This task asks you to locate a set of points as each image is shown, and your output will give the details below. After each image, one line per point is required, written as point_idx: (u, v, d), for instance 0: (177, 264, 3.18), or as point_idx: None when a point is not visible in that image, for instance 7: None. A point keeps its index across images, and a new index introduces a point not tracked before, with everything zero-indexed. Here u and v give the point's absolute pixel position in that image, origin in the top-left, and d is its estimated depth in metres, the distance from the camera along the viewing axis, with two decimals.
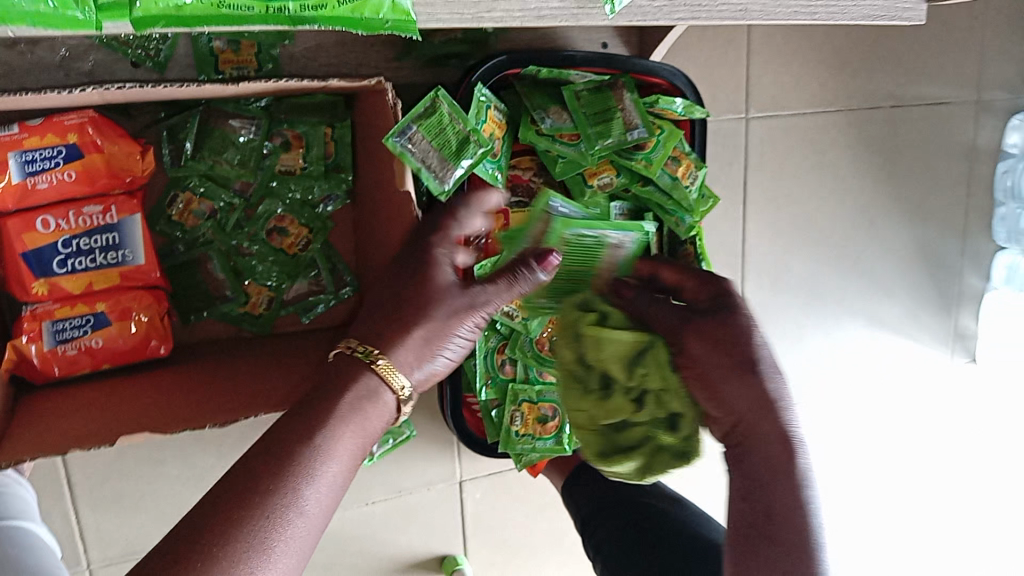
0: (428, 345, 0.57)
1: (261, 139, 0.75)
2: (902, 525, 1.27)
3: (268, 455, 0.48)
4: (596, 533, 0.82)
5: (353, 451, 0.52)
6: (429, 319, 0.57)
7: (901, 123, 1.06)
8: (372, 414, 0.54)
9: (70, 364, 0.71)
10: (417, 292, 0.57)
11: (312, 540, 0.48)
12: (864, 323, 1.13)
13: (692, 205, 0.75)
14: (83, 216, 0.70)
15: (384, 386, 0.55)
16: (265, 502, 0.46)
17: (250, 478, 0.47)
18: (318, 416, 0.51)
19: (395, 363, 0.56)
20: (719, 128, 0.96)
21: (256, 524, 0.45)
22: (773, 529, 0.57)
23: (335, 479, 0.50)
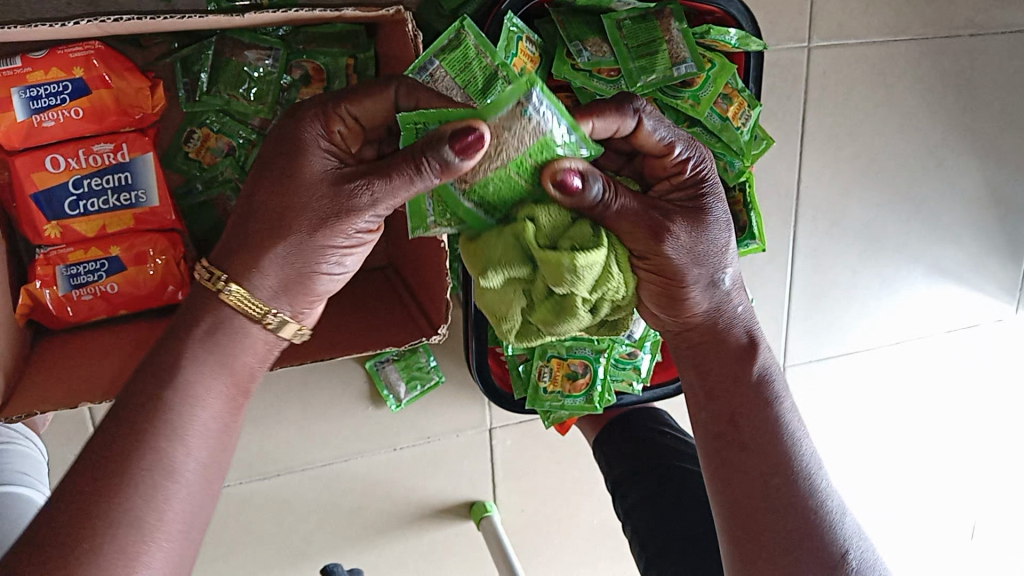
0: (291, 264, 0.49)
1: (279, 71, 0.70)
2: (953, 478, 1.22)
3: (119, 423, 0.47)
4: (628, 497, 0.79)
5: (226, 392, 0.50)
6: (291, 227, 0.47)
7: (980, 55, 0.96)
8: (229, 348, 0.50)
9: (87, 310, 0.69)
10: (278, 199, 0.47)
11: (198, 496, 0.48)
12: (924, 272, 1.06)
13: (743, 147, 0.68)
14: (94, 155, 0.66)
15: (242, 317, 0.50)
16: (127, 471, 0.45)
17: (110, 448, 0.46)
18: (162, 373, 0.48)
19: (251, 291, 0.49)
20: (777, 59, 0.88)
21: (123, 495, 0.45)
22: (743, 435, 0.58)
23: (209, 428, 0.49)
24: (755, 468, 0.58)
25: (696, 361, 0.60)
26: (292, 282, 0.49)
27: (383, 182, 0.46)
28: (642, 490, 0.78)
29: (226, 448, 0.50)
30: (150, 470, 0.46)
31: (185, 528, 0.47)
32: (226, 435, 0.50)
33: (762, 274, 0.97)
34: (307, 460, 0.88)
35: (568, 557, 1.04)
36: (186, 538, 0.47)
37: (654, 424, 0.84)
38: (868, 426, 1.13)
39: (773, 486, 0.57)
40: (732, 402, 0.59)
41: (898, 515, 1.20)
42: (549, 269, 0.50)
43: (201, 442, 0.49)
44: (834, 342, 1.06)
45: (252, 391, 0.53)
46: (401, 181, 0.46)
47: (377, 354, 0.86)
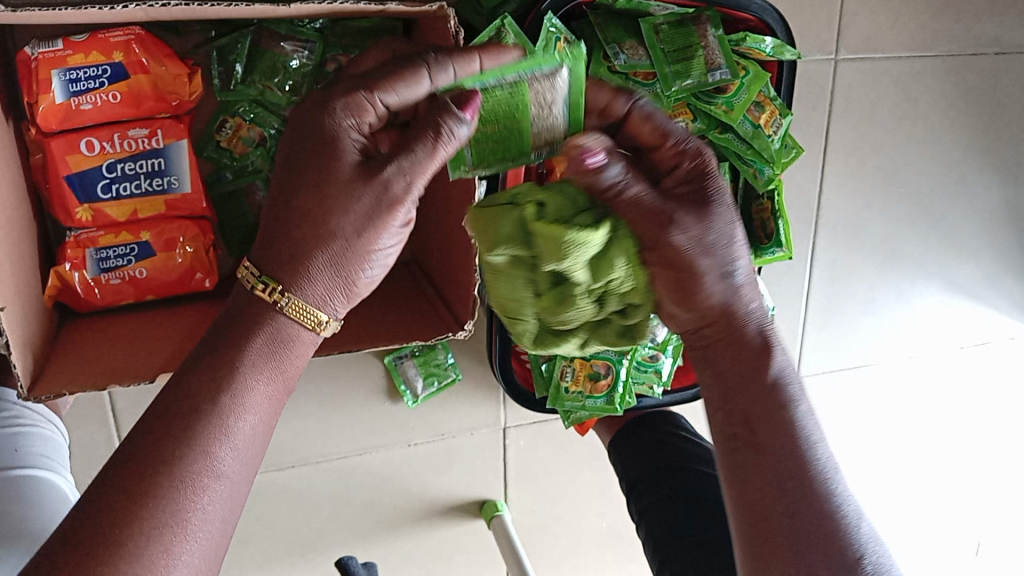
0: (338, 265, 0.50)
1: (315, 64, 0.70)
2: (959, 494, 1.22)
3: (169, 419, 0.46)
4: (643, 498, 0.79)
5: (272, 395, 0.50)
6: (336, 228, 0.49)
7: (1005, 73, 0.97)
8: (279, 353, 0.50)
9: (114, 294, 0.69)
10: (318, 199, 0.48)
11: (239, 498, 0.48)
12: (940, 287, 1.07)
13: (773, 155, 0.69)
14: (129, 139, 0.67)
15: (298, 326, 0.51)
16: (176, 471, 0.44)
17: (156, 445, 0.45)
18: (216, 374, 0.48)
19: (303, 299, 0.50)
20: (804, 70, 0.88)
21: (171, 495, 0.44)
22: (761, 439, 0.54)
23: (254, 432, 0.48)
24: (768, 475, 0.53)
25: (718, 360, 0.56)
26: (338, 283, 0.51)
27: (417, 163, 0.48)
28: (658, 492, 0.78)
29: (268, 452, 0.50)
30: (200, 472, 0.45)
31: (224, 530, 0.47)
32: (271, 439, 0.50)
33: (780, 284, 0.98)
34: (323, 452, 0.88)
35: (576, 559, 1.04)
36: (224, 538, 0.47)
37: (672, 429, 0.84)
38: (878, 439, 1.13)
39: (791, 489, 0.52)
40: (745, 398, 0.55)
41: (904, 530, 1.20)
42: (547, 246, 0.54)
43: (246, 445, 0.48)
44: (848, 355, 1.06)
45: (293, 394, 0.52)
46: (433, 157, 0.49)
47: (396, 349, 0.86)
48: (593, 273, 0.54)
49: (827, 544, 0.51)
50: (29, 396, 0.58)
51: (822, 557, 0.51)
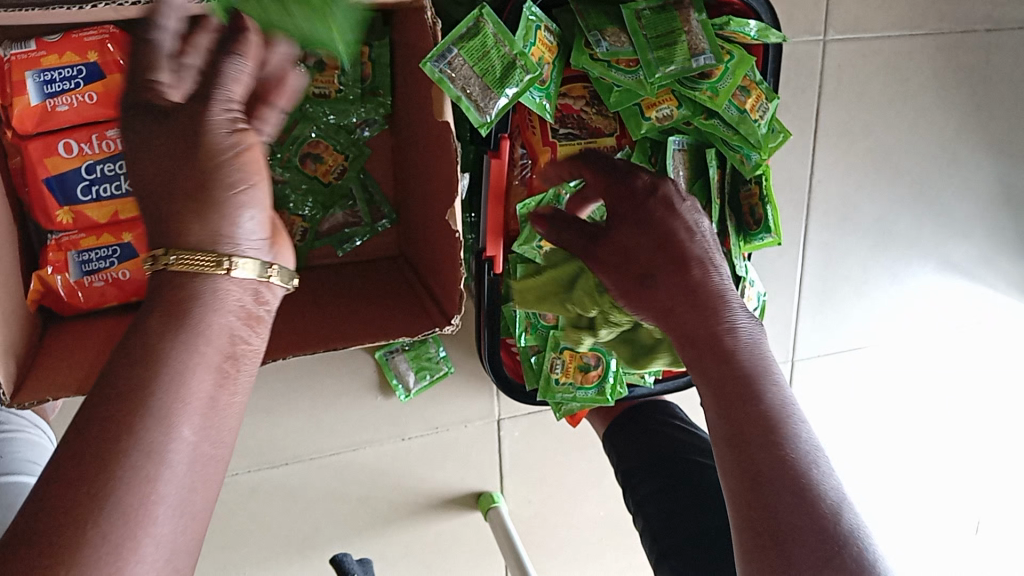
0: (221, 216, 0.41)
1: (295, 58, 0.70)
2: (959, 474, 1.22)
3: (109, 394, 0.37)
4: (640, 490, 0.79)
5: (208, 364, 0.40)
6: (194, 174, 0.40)
7: (996, 50, 0.96)
8: (197, 314, 0.40)
9: (98, 296, 0.68)
10: (153, 161, 0.41)
11: (191, 492, 0.38)
12: (934, 267, 1.06)
13: (761, 140, 0.67)
14: (107, 140, 0.66)
15: (202, 279, 0.41)
16: (128, 447, 0.36)
17: (100, 424, 0.36)
18: (138, 345, 0.38)
19: (187, 245, 0.41)
20: (793, 52, 0.87)
21: (118, 482, 0.35)
22: (753, 442, 0.48)
23: (199, 409, 0.39)
24: (768, 472, 0.47)
25: (708, 367, 0.53)
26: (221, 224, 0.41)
27: (216, 84, 0.41)
28: (654, 483, 0.77)
29: (220, 430, 0.40)
30: (143, 463, 0.36)
31: (169, 546, 0.36)
32: (224, 415, 0.40)
33: (772, 268, 0.97)
34: (315, 448, 0.88)
35: (574, 548, 1.04)
36: (180, 545, 0.37)
37: (664, 418, 0.84)
38: (874, 421, 1.13)
39: (786, 498, 0.46)
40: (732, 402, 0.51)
41: (902, 511, 1.20)
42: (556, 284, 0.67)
43: (191, 426, 0.38)
44: (842, 337, 1.05)
45: (236, 365, 0.42)
46: (227, 65, 0.41)
47: (386, 344, 0.86)
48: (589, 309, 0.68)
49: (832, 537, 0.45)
50: (13, 403, 0.58)
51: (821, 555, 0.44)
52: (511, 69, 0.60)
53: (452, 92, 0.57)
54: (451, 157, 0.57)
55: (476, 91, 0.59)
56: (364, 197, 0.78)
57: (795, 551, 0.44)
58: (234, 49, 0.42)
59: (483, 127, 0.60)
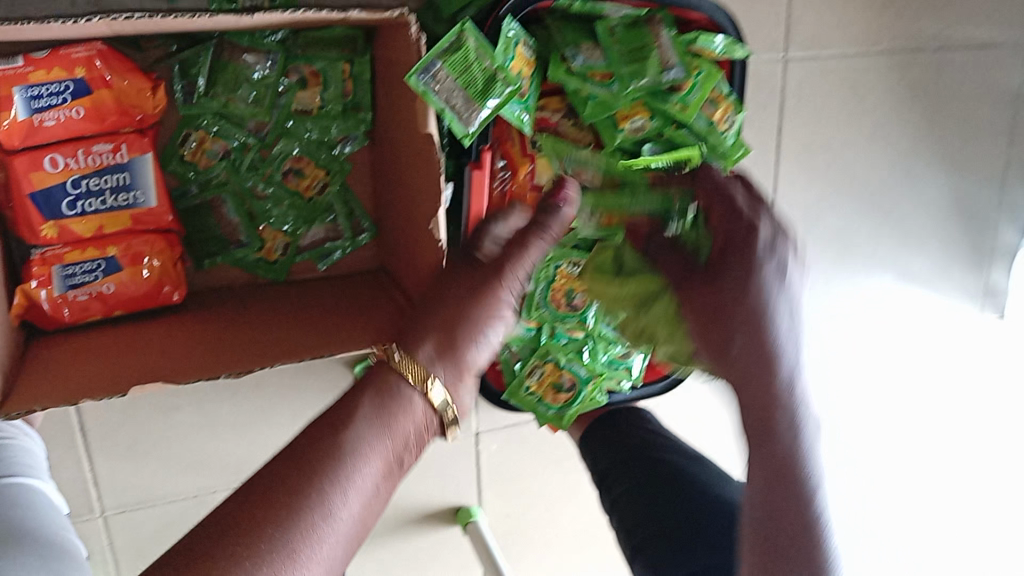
0: (451, 333, 0.50)
1: (277, 74, 0.72)
2: (920, 480, 1.26)
3: (290, 465, 0.42)
4: (614, 489, 0.80)
5: (388, 457, 0.45)
6: (463, 307, 0.51)
7: (946, 68, 1.01)
8: (403, 413, 0.46)
9: (82, 310, 0.69)
10: (444, 291, 0.53)
11: (344, 559, 0.42)
12: (893, 278, 1.10)
13: (726, 150, 0.70)
14: (93, 155, 0.66)
15: (410, 383, 0.47)
16: (286, 519, 0.40)
17: (264, 496, 0.40)
18: (341, 419, 0.45)
19: (412, 354, 0.48)
20: (755, 69, 0.91)
21: (274, 542, 0.39)
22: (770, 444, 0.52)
23: (367, 494, 0.43)
24: (776, 470, 0.52)
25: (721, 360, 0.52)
26: (452, 340, 0.49)
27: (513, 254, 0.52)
28: (626, 481, 0.79)
29: (376, 516, 0.44)
30: (307, 529, 0.40)
31: None
32: (387, 497, 0.44)
33: None
34: None
35: (552, 560, 1.05)
36: None
37: (637, 423, 0.86)
38: (839, 428, 1.16)
39: (779, 485, 0.52)
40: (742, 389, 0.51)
41: (865, 516, 1.24)
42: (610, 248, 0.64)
43: (357, 503, 0.43)
44: (807, 346, 1.09)
45: (405, 466, 0.46)
46: (525, 245, 0.53)
47: (366, 357, 0.87)
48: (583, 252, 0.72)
49: (804, 531, 0.51)
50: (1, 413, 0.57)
51: (797, 548, 0.51)
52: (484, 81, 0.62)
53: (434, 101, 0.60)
54: (435, 170, 0.62)
55: (458, 103, 0.61)
56: (344, 210, 0.79)
57: (777, 542, 0.52)
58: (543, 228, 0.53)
59: (466, 138, 0.62)
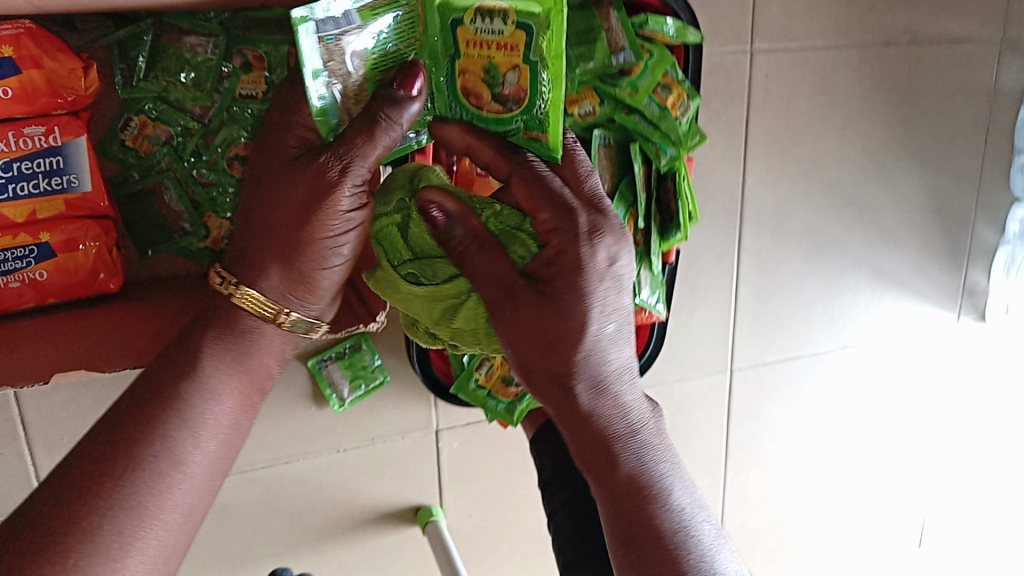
0: (290, 255, 0.57)
1: (220, 58, 0.70)
2: (901, 483, 1.23)
3: (136, 404, 0.56)
4: (557, 497, 0.80)
5: (237, 391, 0.59)
6: (285, 228, 0.56)
7: (919, 62, 0.99)
8: (248, 354, 0.60)
9: (14, 297, 0.67)
10: (261, 200, 0.56)
11: (201, 490, 0.57)
12: (868, 277, 1.08)
13: (680, 138, 0.69)
14: (24, 137, 0.64)
15: (254, 316, 0.59)
16: (134, 457, 0.54)
17: (126, 428, 0.54)
18: (181, 371, 0.57)
19: (262, 292, 0.58)
20: (720, 60, 0.89)
21: (130, 480, 0.53)
22: (607, 465, 0.59)
23: (218, 424, 0.58)
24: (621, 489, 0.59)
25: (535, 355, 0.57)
26: (293, 277, 0.58)
27: (349, 146, 0.53)
28: (570, 491, 0.79)
29: (231, 443, 0.59)
30: (159, 460, 0.54)
31: (182, 519, 0.56)
32: (230, 432, 0.59)
33: (708, 275, 0.99)
34: (247, 461, 0.86)
35: (517, 562, 1.02)
36: (183, 526, 0.56)
37: None
38: (815, 431, 1.14)
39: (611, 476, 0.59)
40: (570, 418, 0.58)
41: (844, 521, 1.21)
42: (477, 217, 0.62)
43: (209, 435, 0.57)
44: (780, 346, 1.07)
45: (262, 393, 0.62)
46: (365, 143, 0.53)
47: (320, 352, 0.85)
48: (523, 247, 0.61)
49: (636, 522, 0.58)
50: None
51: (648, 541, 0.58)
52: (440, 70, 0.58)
53: (308, 61, 0.52)
54: None
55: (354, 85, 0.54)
56: None
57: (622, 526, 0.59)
58: (382, 122, 0.53)
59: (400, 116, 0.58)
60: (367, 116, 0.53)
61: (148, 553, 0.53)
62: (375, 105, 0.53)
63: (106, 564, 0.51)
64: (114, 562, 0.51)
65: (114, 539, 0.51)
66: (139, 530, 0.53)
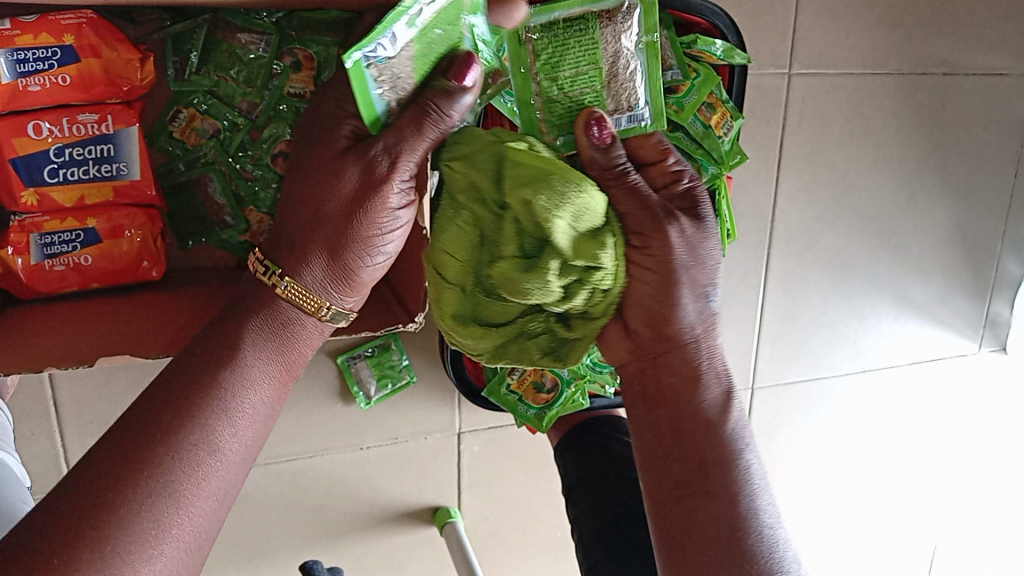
0: (335, 249, 0.52)
1: (271, 57, 0.71)
2: (913, 511, 1.24)
3: (170, 387, 0.48)
4: (579, 504, 0.81)
5: (273, 376, 0.52)
6: (330, 219, 0.51)
7: (954, 93, 0.99)
8: (286, 343, 0.53)
9: (58, 280, 0.68)
10: (305, 192, 0.51)
11: (234, 479, 0.48)
12: (892, 304, 1.08)
13: (722, 156, 0.69)
14: (78, 124, 0.66)
15: (299, 311, 0.53)
16: (172, 438, 0.46)
17: (160, 413, 0.46)
18: (220, 354, 0.50)
19: (302, 283, 0.52)
20: (759, 82, 0.90)
21: (166, 464, 0.45)
22: (708, 479, 0.57)
23: (254, 412, 0.50)
24: (716, 511, 0.56)
25: (640, 395, 0.62)
26: (339, 269, 0.52)
27: (400, 139, 0.49)
28: (592, 498, 0.80)
29: (266, 431, 0.51)
30: (196, 447, 0.46)
31: (214, 510, 0.47)
32: (267, 423, 0.51)
33: (735, 293, 0.99)
34: (272, 454, 0.87)
35: (529, 568, 1.03)
36: (216, 515, 0.47)
37: (613, 433, 0.86)
38: (831, 455, 1.14)
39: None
40: (673, 412, 0.59)
41: (853, 546, 1.22)
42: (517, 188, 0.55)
43: (245, 422, 0.49)
44: (801, 367, 1.07)
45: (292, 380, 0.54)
46: (418, 132, 0.49)
47: (349, 349, 0.86)
48: (573, 250, 0.54)
49: None
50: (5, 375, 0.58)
51: None
52: (565, 28, 0.56)
53: (364, 89, 0.47)
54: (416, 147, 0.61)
55: (403, 91, 0.49)
56: None
57: None
58: (432, 112, 0.49)
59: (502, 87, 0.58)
60: (418, 109, 0.49)
61: (182, 541, 0.45)
62: (423, 96, 0.50)
63: (142, 550, 0.43)
64: (149, 546, 0.43)
65: (150, 522, 0.43)
66: (175, 514, 0.44)
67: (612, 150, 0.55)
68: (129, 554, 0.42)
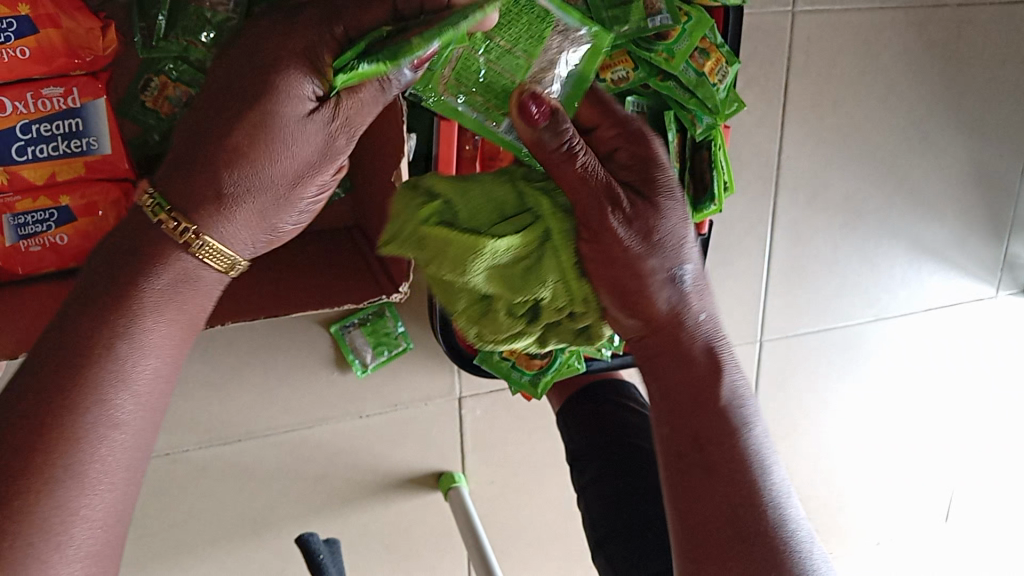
0: (261, 211, 0.49)
1: (239, 15, 0.65)
2: (929, 457, 1.21)
3: (53, 356, 0.45)
4: (586, 474, 0.80)
5: (172, 329, 0.49)
6: (263, 180, 0.48)
7: (970, 26, 0.93)
8: (186, 294, 0.49)
9: (35, 261, 0.67)
10: (233, 142, 0.46)
11: (142, 443, 0.48)
12: (906, 249, 1.05)
13: (719, 104, 0.66)
14: (44, 99, 0.63)
15: (207, 266, 0.50)
16: (62, 417, 0.44)
17: (42, 391, 0.44)
18: (108, 311, 0.47)
19: (218, 242, 0.49)
20: (761, 22, 0.85)
21: (61, 448, 0.44)
22: (707, 452, 0.55)
23: (152, 374, 0.48)
24: (719, 486, 0.54)
25: (649, 370, 0.58)
26: (261, 226, 0.50)
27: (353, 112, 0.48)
28: (598, 469, 0.78)
29: (171, 385, 0.50)
30: (95, 423, 0.45)
31: (126, 479, 0.47)
32: (171, 380, 0.50)
33: (740, 245, 0.96)
34: (271, 425, 0.85)
35: (538, 529, 1.02)
36: (129, 484, 0.47)
37: (618, 397, 0.84)
38: (844, 404, 1.12)
39: (733, 556, 0.52)
40: (669, 383, 0.57)
41: (869, 496, 1.20)
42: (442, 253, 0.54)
43: (145, 385, 0.48)
44: (812, 317, 1.04)
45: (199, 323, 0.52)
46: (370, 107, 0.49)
47: (343, 318, 0.84)
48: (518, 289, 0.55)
49: None
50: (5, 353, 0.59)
51: None
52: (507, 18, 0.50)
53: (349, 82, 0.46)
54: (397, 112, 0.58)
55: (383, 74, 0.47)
56: None
57: None
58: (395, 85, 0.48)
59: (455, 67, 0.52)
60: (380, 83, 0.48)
61: (96, 520, 0.45)
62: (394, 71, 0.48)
63: (50, 539, 0.43)
64: (57, 534, 0.43)
65: (52, 512, 0.43)
66: (81, 495, 0.44)
67: (560, 126, 0.48)
68: (37, 547, 0.43)
